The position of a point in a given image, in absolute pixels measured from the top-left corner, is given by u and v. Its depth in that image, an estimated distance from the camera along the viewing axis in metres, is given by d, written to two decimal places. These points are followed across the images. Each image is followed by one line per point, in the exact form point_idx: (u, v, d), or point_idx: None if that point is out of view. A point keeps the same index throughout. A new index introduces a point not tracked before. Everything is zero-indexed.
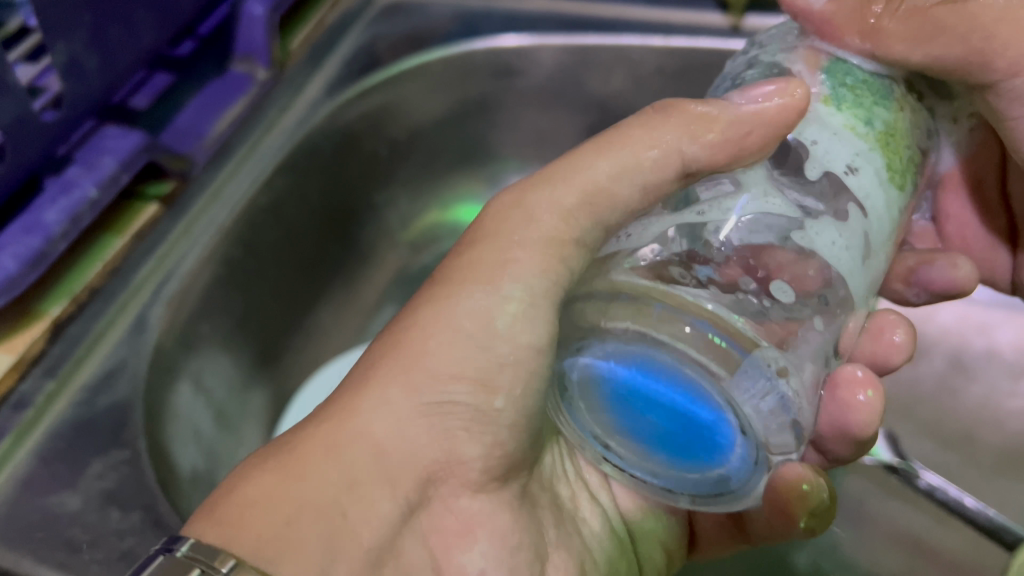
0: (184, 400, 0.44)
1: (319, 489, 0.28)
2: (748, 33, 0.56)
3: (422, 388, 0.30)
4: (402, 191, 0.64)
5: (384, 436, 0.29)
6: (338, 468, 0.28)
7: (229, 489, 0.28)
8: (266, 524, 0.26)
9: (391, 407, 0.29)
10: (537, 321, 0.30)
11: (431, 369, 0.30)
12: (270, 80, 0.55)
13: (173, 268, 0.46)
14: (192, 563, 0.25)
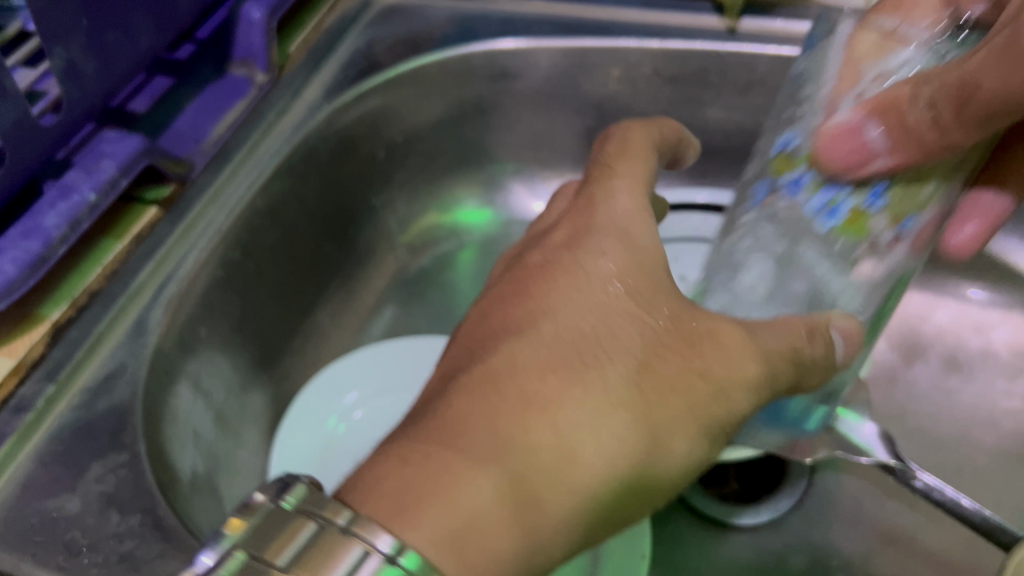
0: (183, 402, 0.44)
1: (556, 504, 0.29)
2: (742, 37, 0.56)
3: (664, 427, 0.31)
4: (400, 194, 0.64)
5: (533, 424, 0.29)
6: (490, 436, 0.28)
7: (426, 451, 0.28)
8: (412, 479, 0.27)
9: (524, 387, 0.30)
10: (622, 321, 0.33)
11: (569, 362, 0.31)
12: (268, 82, 0.56)
13: (171, 271, 0.46)
14: (307, 517, 0.26)
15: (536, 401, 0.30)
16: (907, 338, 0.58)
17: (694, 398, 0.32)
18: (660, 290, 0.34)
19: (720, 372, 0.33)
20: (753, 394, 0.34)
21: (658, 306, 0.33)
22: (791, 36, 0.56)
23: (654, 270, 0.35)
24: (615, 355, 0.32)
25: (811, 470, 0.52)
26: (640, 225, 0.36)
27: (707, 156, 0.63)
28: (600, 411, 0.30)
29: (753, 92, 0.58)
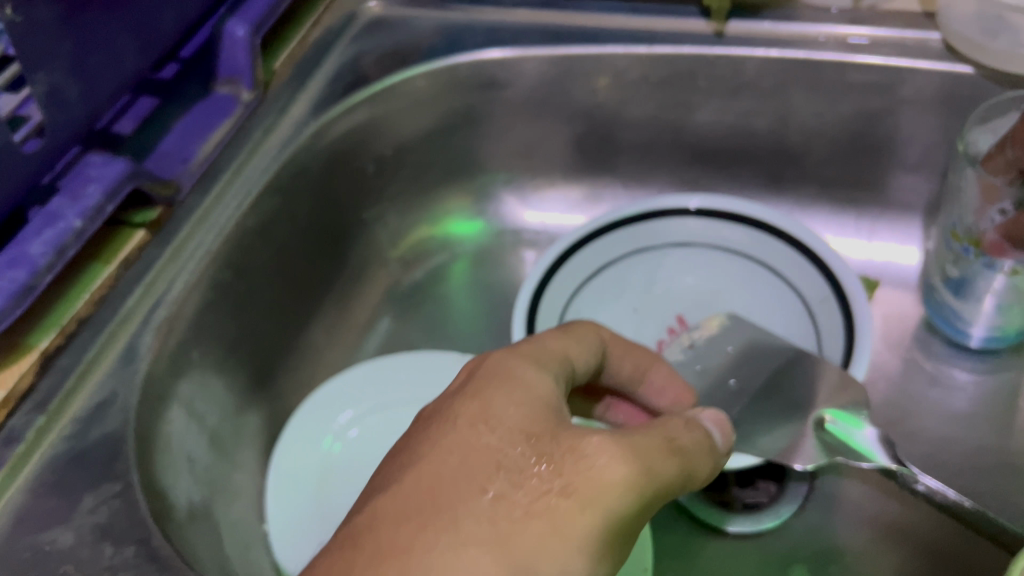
0: (177, 428, 0.44)
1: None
2: (731, 40, 0.56)
3: (533, 560, 0.27)
4: (391, 207, 0.64)
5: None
6: None
7: None
8: None
9: (380, 540, 0.28)
10: (481, 455, 0.30)
11: (421, 510, 0.28)
12: (254, 100, 0.55)
13: (161, 296, 0.45)
14: None
15: (389, 553, 0.27)
16: (907, 338, 0.58)
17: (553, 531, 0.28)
18: (516, 432, 0.31)
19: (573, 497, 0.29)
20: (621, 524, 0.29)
21: (511, 449, 0.30)
22: (780, 37, 0.55)
23: (522, 423, 0.31)
24: (468, 493, 0.29)
25: (811, 475, 0.52)
26: (518, 389, 0.33)
27: (698, 160, 0.63)
28: (460, 551, 0.27)
29: (743, 95, 0.58)
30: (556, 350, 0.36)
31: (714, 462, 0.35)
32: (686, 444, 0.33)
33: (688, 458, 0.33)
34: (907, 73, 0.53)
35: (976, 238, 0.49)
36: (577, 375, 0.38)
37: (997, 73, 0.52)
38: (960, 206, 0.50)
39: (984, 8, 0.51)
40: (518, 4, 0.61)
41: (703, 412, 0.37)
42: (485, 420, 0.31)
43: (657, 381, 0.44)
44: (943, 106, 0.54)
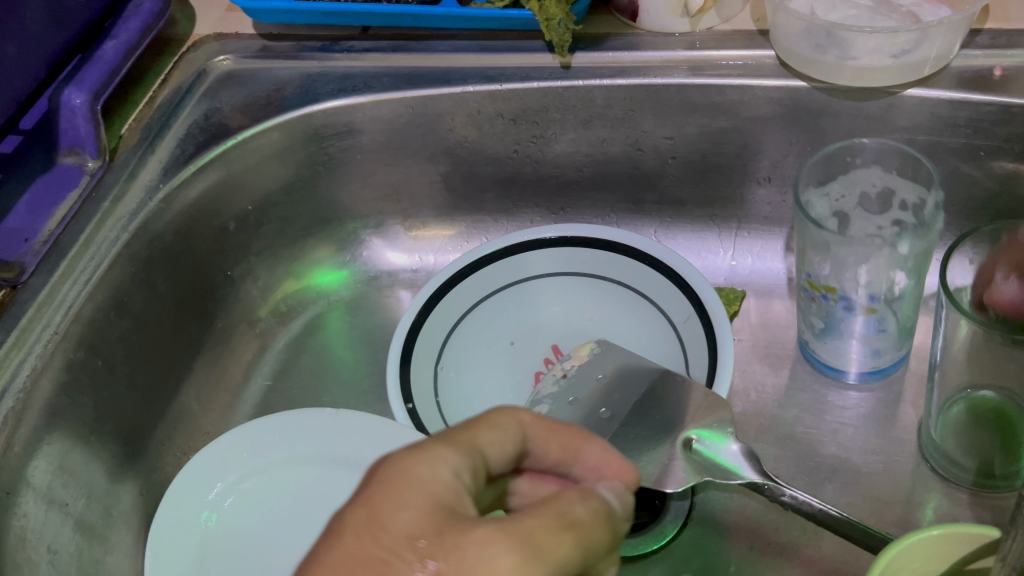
0: (34, 519, 0.43)
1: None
2: (577, 72, 0.57)
3: None
4: (259, 262, 0.63)
5: None
6: None
7: None
8: None
9: None
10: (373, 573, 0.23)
11: None
12: (101, 168, 0.54)
13: (6, 385, 0.44)
14: None
15: None
16: (772, 347, 0.60)
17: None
18: (402, 540, 0.24)
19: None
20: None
21: (399, 558, 0.24)
22: (622, 65, 0.57)
23: (413, 528, 0.25)
24: None
25: (692, 492, 0.53)
26: (410, 492, 0.26)
27: (560, 190, 0.64)
28: None
29: (594, 124, 0.59)
30: (461, 442, 0.29)
31: (614, 542, 0.28)
32: (582, 516, 0.27)
33: (587, 535, 0.27)
34: (745, 91, 0.55)
35: (832, 289, 0.52)
36: (490, 470, 0.30)
37: (830, 86, 0.54)
38: (813, 257, 0.51)
39: (811, 25, 0.51)
40: (368, 48, 0.61)
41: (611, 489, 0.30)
42: (371, 532, 0.25)
43: (592, 458, 0.32)
44: (782, 120, 0.56)
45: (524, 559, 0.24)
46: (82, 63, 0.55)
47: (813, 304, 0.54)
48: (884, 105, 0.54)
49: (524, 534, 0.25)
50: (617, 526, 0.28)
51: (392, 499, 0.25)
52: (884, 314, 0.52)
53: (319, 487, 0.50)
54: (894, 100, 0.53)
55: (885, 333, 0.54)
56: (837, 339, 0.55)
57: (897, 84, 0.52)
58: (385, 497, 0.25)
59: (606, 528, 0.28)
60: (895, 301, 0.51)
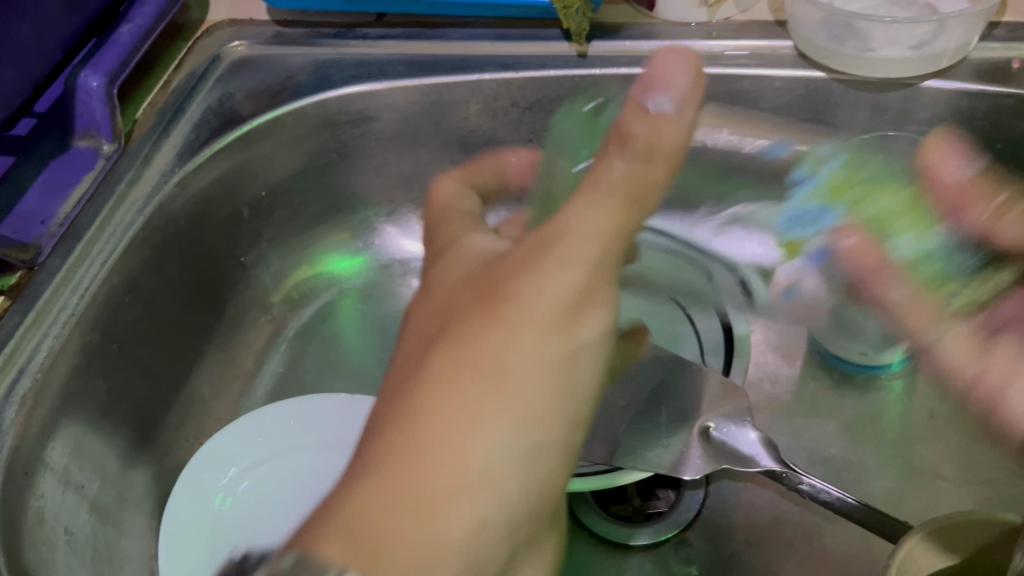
0: (50, 500, 0.43)
1: (430, 541, 0.30)
2: (594, 61, 0.57)
3: (504, 354, 0.34)
4: (271, 248, 0.63)
5: (438, 425, 0.32)
6: (416, 477, 0.31)
7: (369, 490, 0.30)
8: (385, 517, 0.30)
9: (436, 412, 0.32)
10: (453, 301, 0.37)
11: (422, 357, 0.35)
12: (116, 152, 0.54)
13: (24, 366, 0.44)
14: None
15: (423, 415, 0.32)
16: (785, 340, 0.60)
17: (513, 382, 0.34)
18: (450, 285, 0.38)
19: (510, 353, 0.34)
20: (557, 344, 0.35)
21: (450, 325, 0.36)
22: (639, 54, 0.57)
23: (452, 281, 0.39)
24: (437, 323, 0.37)
25: (706, 482, 0.53)
26: (457, 258, 0.41)
27: None
28: (449, 382, 0.33)
29: None
30: (470, 252, 0.41)
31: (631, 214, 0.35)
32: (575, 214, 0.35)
33: (608, 206, 0.35)
34: (761, 82, 0.55)
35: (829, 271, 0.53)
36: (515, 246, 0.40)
37: (847, 77, 0.54)
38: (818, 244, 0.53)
39: (830, 16, 0.51)
40: (384, 35, 0.60)
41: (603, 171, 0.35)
42: (426, 292, 0.40)
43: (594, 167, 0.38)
44: (800, 111, 0.56)
45: (548, 255, 0.35)
46: (98, 46, 0.55)
47: (815, 293, 0.55)
48: (902, 96, 0.54)
49: (560, 254, 0.35)
50: (611, 183, 0.35)
51: (435, 275, 0.41)
52: (875, 302, 0.53)
53: (333, 473, 0.50)
54: (912, 92, 0.53)
55: (877, 324, 0.54)
56: (834, 332, 0.56)
57: (915, 75, 0.52)
58: (431, 280, 0.40)
59: (613, 181, 0.35)
60: (886, 286, 0.52)
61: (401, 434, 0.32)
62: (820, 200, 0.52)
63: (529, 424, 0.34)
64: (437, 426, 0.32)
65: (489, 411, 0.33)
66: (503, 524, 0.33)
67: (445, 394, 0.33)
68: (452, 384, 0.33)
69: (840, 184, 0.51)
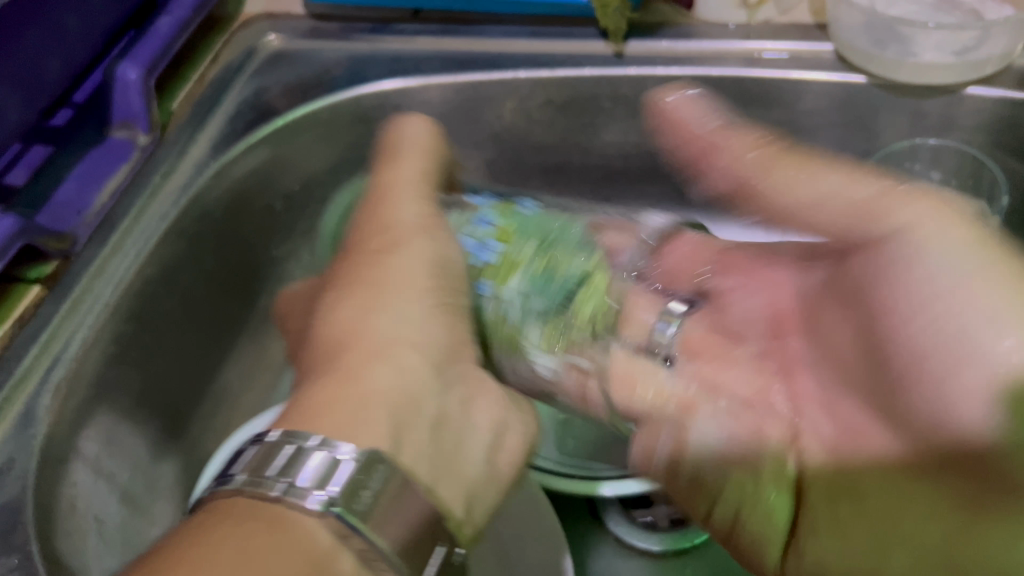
0: (82, 487, 0.43)
1: (359, 399, 0.33)
2: (630, 61, 0.56)
3: (395, 272, 0.40)
4: (303, 243, 0.63)
5: (363, 328, 0.37)
6: (363, 337, 0.37)
7: (314, 394, 0.33)
8: (338, 424, 0.32)
9: (365, 319, 0.37)
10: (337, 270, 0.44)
11: (335, 289, 0.41)
12: (151, 143, 0.54)
13: (59, 353, 0.44)
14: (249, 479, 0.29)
15: (344, 333, 0.37)
16: None
17: (402, 274, 0.40)
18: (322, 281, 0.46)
19: (396, 255, 0.41)
20: (431, 237, 0.43)
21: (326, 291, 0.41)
22: (677, 55, 0.56)
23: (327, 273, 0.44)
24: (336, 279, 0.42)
25: None
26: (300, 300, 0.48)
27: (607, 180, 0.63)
28: (360, 309, 0.38)
29: (645, 114, 0.58)
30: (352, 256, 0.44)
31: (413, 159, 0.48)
32: (405, 150, 0.48)
33: (422, 150, 0.49)
34: (799, 86, 0.55)
35: None
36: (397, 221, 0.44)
37: (887, 82, 0.53)
38: None
39: (872, 19, 0.51)
40: (419, 32, 0.60)
41: (415, 141, 0.49)
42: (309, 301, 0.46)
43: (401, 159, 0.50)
44: (838, 116, 0.56)
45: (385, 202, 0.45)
46: (137, 38, 0.55)
47: None
48: (943, 103, 0.53)
49: (404, 193, 0.45)
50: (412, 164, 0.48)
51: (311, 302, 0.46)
52: None
53: None
54: (953, 99, 0.53)
55: None
56: None
57: (956, 82, 0.52)
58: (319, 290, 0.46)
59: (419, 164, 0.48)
60: None
61: (336, 331, 0.38)
62: (487, 236, 0.45)
63: (422, 325, 0.38)
64: (353, 344, 0.36)
65: (391, 298, 0.39)
66: (427, 378, 0.36)
67: (359, 298, 0.39)
68: (369, 294, 0.39)
69: (506, 231, 0.44)
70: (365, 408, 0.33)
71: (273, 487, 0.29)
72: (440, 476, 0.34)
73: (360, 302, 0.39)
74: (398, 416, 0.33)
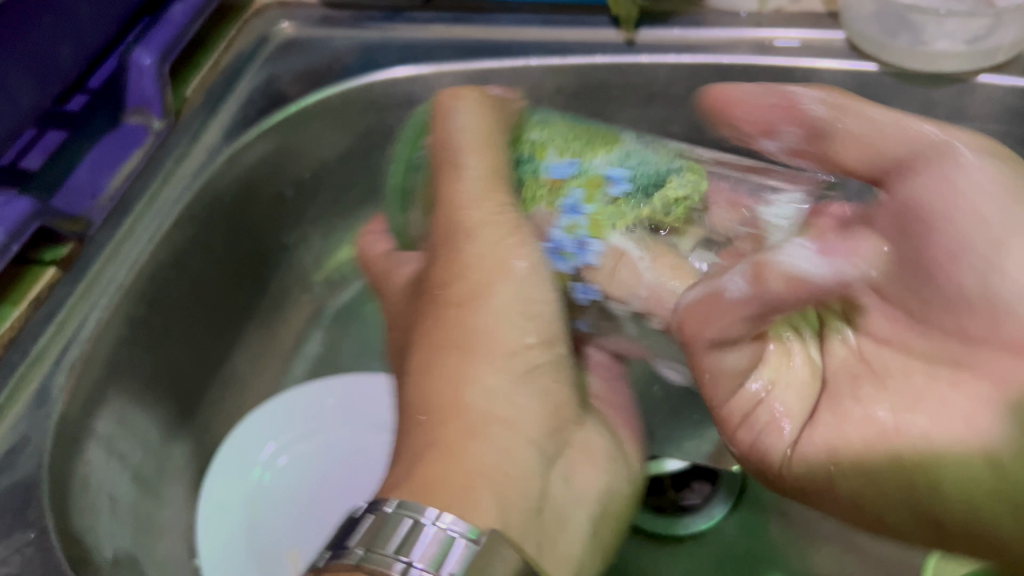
0: (95, 467, 0.44)
1: (463, 474, 0.33)
2: (641, 48, 0.57)
3: (501, 322, 0.37)
4: (313, 229, 0.63)
5: (472, 396, 0.36)
6: (471, 402, 0.36)
7: (416, 471, 0.33)
8: (452, 497, 0.32)
9: (475, 388, 0.36)
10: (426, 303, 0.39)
11: (421, 344, 0.37)
12: (166, 129, 0.54)
13: (73, 334, 0.45)
14: (403, 514, 0.30)
15: (454, 393, 0.36)
16: None
17: (494, 315, 0.37)
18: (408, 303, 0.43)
19: (481, 311, 0.37)
20: (533, 251, 0.38)
21: (410, 348, 0.38)
22: (687, 43, 0.56)
23: (420, 286, 0.40)
24: (427, 323, 0.38)
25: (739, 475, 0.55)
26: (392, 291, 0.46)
27: None
28: (466, 372, 0.36)
29: (656, 102, 0.58)
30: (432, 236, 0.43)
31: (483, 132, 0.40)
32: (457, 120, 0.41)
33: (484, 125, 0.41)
34: (810, 74, 0.55)
35: None
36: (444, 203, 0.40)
37: (897, 70, 0.53)
38: None
39: (885, 9, 0.52)
40: (430, 19, 0.61)
41: (461, 136, 0.40)
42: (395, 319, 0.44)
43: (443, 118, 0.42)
44: None
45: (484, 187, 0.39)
46: (151, 24, 0.55)
47: None
48: (953, 92, 0.53)
49: (470, 192, 0.39)
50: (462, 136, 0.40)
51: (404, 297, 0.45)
52: None
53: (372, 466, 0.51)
54: (963, 87, 0.53)
55: None
56: None
57: (968, 70, 0.52)
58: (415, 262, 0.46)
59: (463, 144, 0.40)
60: None
61: (435, 392, 0.36)
62: (578, 231, 0.38)
63: (518, 398, 0.37)
64: (458, 418, 0.35)
65: (494, 347, 0.37)
66: (534, 464, 0.36)
67: (454, 341, 0.37)
68: (465, 353, 0.36)
69: (601, 221, 0.38)
70: (486, 478, 0.34)
71: (384, 565, 0.29)
72: (545, 549, 0.36)
73: (480, 366, 0.36)
74: (501, 492, 0.34)
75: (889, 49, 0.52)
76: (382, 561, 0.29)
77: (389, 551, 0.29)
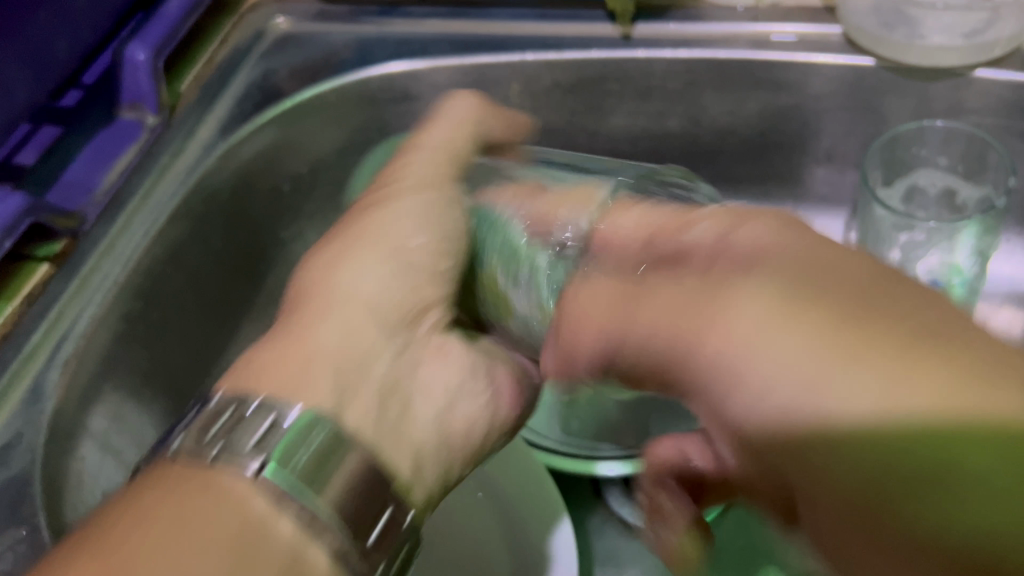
0: (90, 463, 0.44)
1: (304, 349, 0.32)
2: (638, 42, 0.56)
3: (387, 235, 0.36)
4: (310, 225, 0.62)
5: (344, 298, 0.34)
6: (338, 299, 0.34)
7: (252, 360, 0.32)
8: (280, 377, 0.31)
9: (347, 279, 0.35)
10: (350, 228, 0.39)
11: (333, 240, 0.37)
12: (160, 124, 0.54)
13: (67, 330, 0.45)
14: (234, 402, 0.30)
15: (318, 297, 0.34)
16: None
17: (387, 229, 0.37)
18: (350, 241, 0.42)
19: (377, 220, 0.37)
20: (442, 202, 0.39)
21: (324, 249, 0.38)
22: (684, 36, 0.56)
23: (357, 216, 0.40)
24: (338, 240, 0.38)
25: None
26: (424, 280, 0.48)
27: None
28: (341, 268, 0.35)
29: (653, 97, 0.58)
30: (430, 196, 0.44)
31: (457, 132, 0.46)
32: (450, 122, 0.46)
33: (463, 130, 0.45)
34: (808, 68, 0.55)
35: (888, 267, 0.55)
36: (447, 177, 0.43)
37: (896, 65, 0.53)
38: (880, 243, 0.56)
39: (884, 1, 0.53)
40: (427, 14, 0.60)
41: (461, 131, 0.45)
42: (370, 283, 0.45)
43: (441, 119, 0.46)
44: (847, 100, 0.56)
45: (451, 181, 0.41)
46: (146, 20, 0.55)
47: None
48: (951, 86, 0.53)
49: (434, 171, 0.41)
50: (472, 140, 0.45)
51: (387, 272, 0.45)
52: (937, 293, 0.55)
53: None
54: (962, 81, 0.53)
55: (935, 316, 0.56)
56: None
57: (964, 64, 0.52)
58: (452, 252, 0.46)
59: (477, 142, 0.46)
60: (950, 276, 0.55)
61: (321, 299, 0.34)
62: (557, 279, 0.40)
63: (396, 288, 0.35)
64: (322, 304, 0.34)
65: (398, 252, 0.36)
66: (383, 340, 0.33)
67: (357, 245, 0.36)
68: (361, 257, 0.36)
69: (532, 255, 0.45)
70: (337, 376, 0.31)
71: (237, 461, 0.28)
72: (395, 439, 0.31)
73: (363, 262, 0.35)
74: (339, 382, 0.31)
75: (886, 43, 0.52)
76: (198, 452, 0.29)
77: (208, 438, 0.29)
